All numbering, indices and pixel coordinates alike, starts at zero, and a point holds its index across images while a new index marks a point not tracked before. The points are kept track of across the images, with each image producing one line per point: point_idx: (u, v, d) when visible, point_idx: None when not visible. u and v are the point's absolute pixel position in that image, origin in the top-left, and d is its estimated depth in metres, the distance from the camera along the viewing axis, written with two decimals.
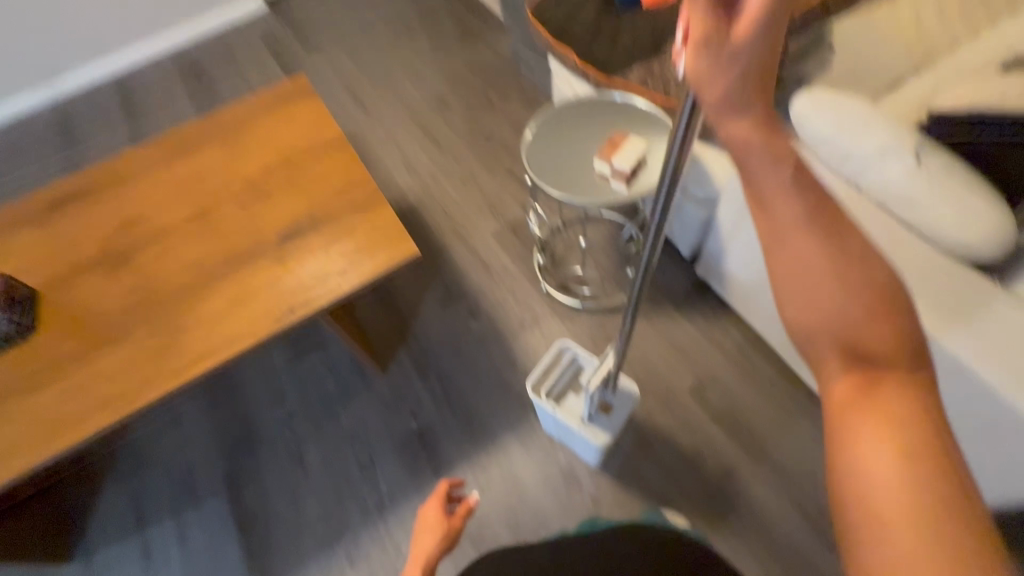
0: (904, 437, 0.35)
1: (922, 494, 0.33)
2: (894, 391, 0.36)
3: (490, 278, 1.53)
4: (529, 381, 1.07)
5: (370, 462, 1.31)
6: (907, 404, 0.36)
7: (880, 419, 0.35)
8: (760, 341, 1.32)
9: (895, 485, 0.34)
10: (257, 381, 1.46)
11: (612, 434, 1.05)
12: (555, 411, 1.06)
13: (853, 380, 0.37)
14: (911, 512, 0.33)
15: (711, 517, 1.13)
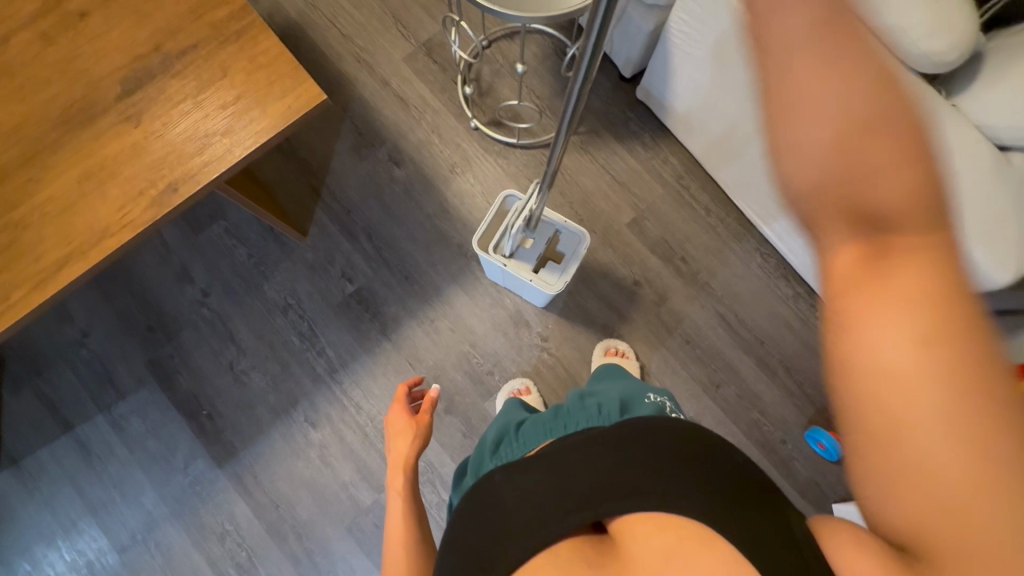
0: (925, 334, 0.23)
1: (949, 390, 0.23)
2: (911, 262, 0.23)
3: (410, 115, 1.32)
4: (476, 237, 1.03)
5: (311, 330, 1.24)
6: (934, 280, 0.23)
7: (905, 314, 0.23)
8: (697, 166, 1.30)
9: (916, 386, 0.23)
10: (154, 261, 1.27)
11: (565, 281, 1.04)
12: (505, 265, 1.04)
13: (862, 256, 0.24)
14: (937, 411, 0.23)
15: (648, 337, 1.24)
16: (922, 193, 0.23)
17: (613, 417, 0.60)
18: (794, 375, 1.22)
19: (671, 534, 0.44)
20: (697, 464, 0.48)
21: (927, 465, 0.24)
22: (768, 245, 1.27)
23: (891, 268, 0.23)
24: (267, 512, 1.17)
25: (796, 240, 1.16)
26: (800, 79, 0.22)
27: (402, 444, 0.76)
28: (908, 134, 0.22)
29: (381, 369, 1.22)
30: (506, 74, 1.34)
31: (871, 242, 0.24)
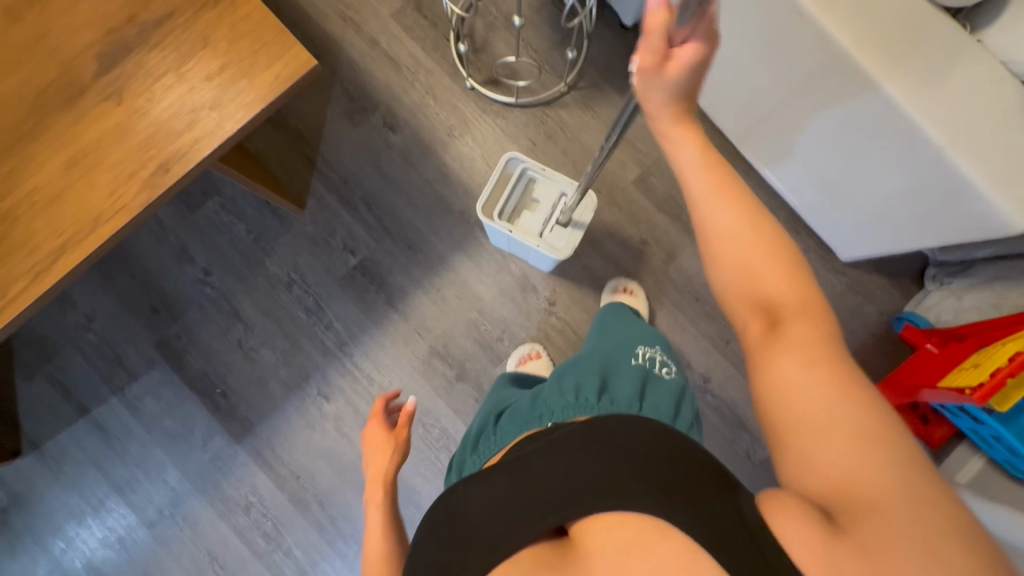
0: (813, 370, 0.39)
1: (833, 407, 0.38)
2: (800, 323, 0.41)
3: (402, 77, 1.27)
4: (481, 203, 1.00)
5: (316, 304, 1.23)
6: (812, 333, 0.41)
7: (800, 361, 0.40)
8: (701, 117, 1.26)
9: (806, 402, 0.39)
10: (152, 242, 1.24)
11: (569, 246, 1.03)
12: (510, 232, 1.02)
13: (766, 323, 0.42)
14: (820, 419, 0.38)
15: (656, 296, 1.23)
16: (800, 291, 0.42)
17: (589, 403, 0.62)
18: None
19: (632, 527, 0.41)
20: (650, 460, 0.45)
21: (820, 458, 0.38)
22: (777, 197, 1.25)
23: (784, 327, 0.41)
24: (288, 483, 1.19)
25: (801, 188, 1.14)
26: (711, 226, 0.43)
27: (384, 457, 0.77)
28: (783, 260, 0.42)
29: (389, 339, 1.22)
30: (501, 28, 1.28)
31: (772, 315, 0.42)
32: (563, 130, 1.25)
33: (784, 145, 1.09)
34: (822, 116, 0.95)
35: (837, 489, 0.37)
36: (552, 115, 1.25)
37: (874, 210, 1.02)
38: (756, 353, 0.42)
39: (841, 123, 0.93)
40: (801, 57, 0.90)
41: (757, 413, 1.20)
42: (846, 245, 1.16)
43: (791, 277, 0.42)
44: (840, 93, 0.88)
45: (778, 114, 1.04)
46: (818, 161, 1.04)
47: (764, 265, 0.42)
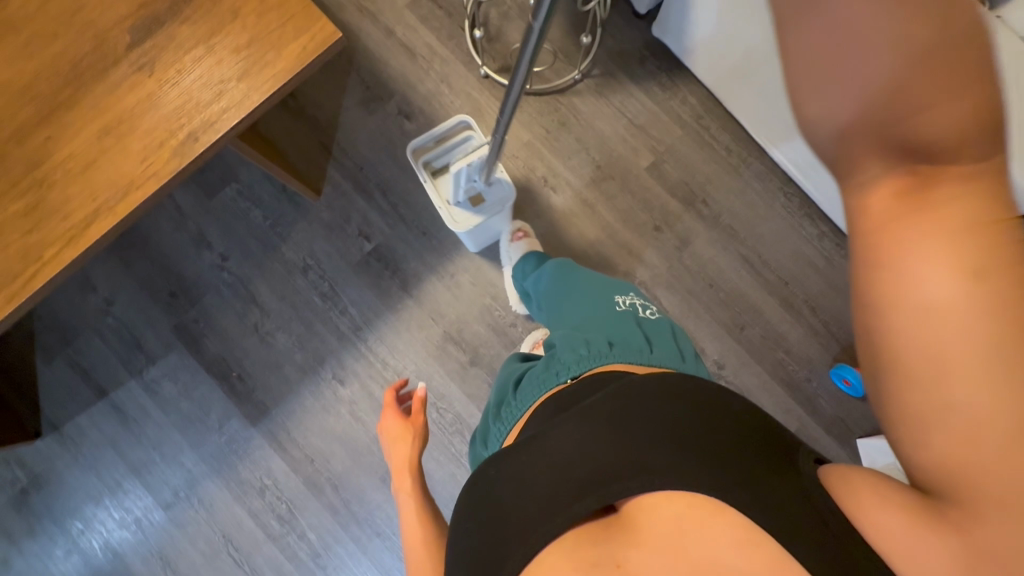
0: (961, 280, 0.25)
1: (985, 335, 0.25)
2: (957, 197, 0.25)
3: (417, 65, 1.28)
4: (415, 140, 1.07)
5: (332, 289, 1.24)
6: (970, 214, 0.25)
7: (949, 268, 0.25)
8: (714, 104, 1.26)
9: (946, 329, 0.25)
10: (171, 227, 1.26)
11: (470, 221, 1.07)
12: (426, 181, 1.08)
13: (903, 191, 0.25)
14: (957, 354, 0.26)
15: (670, 281, 1.23)
16: (969, 131, 0.24)
17: (603, 353, 0.65)
18: (819, 315, 1.21)
19: (682, 501, 0.41)
20: (683, 421, 0.46)
21: (946, 408, 0.27)
22: (792, 184, 1.24)
23: (932, 204, 0.25)
24: (303, 466, 1.20)
25: (816, 172, 1.15)
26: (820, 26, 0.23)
27: (400, 451, 0.75)
28: (959, 69, 0.23)
29: (403, 324, 1.23)
30: (516, 17, 1.29)
31: (913, 174, 0.25)
32: (576, 118, 1.26)
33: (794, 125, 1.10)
34: None
35: (964, 448, 0.27)
36: (565, 102, 1.27)
37: None
38: (876, 240, 0.26)
39: None
40: None
41: (772, 400, 1.19)
42: None
43: (967, 108, 0.23)
44: None
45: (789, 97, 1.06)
46: None
47: (925, 84, 0.23)
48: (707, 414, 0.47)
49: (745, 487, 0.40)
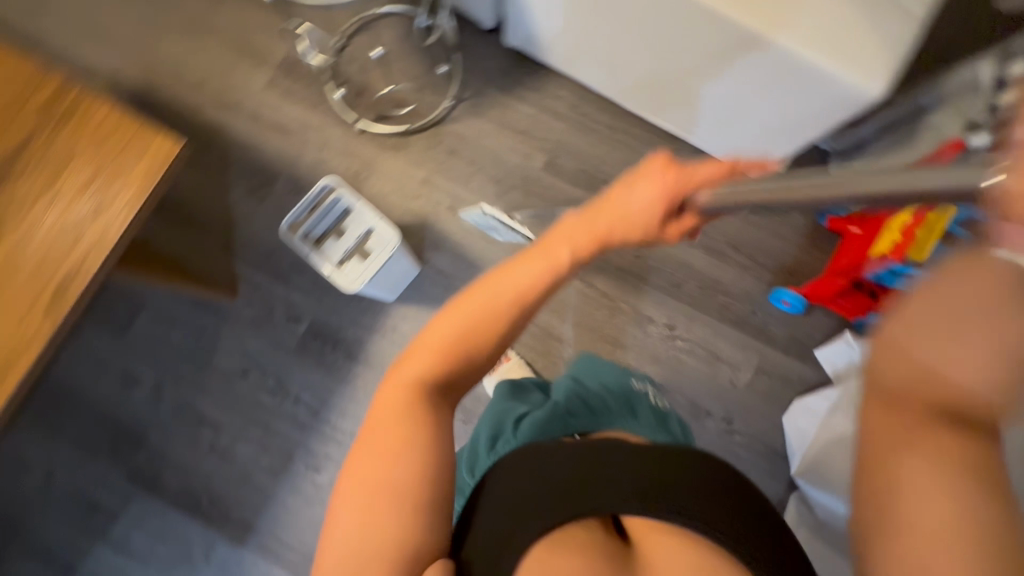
0: (954, 476, 0.47)
1: (971, 517, 0.45)
2: (966, 450, 0.48)
3: (294, 140, 1.29)
4: (284, 218, 0.93)
5: (278, 382, 1.21)
6: (965, 451, 0.48)
7: (952, 477, 0.47)
8: (583, 90, 1.31)
9: (940, 526, 0.45)
10: (92, 374, 1.20)
11: (364, 280, 0.92)
12: (308, 255, 0.93)
13: (966, 432, 0.48)
14: (948, 532, 0.45)
15: (598, 265, 1.26)
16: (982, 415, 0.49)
17: (609, 411, 0.74)
18: (743, 250, 1.26)
19: (671, 543, 0.52)
20: (663, 465, 0.55)
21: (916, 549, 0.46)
22: (677, 140, 1.30)
23: (927, 436, 0.49)
24: (304, 568, 1.15)
25: (719, 134, 1.18)
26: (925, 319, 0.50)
27: (503, 285, 0.64)
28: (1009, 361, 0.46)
29: (360, 391, 1.21)
30: (374, 65, 1.30)
31: (970, 429, 0.49)
32: (462, 142, 1.29)
33: (686, 102, 1.13)
34: (723, 71, 0.98)
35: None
36: (447, 131, 1.29)
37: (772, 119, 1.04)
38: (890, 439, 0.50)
39: (742, 72, 0.96)
40: (686, 28, 0.92)
41: (727, 342, 1.23)
42: (758, 163, 1.21)
43: (982, 383, 0.48)
44: (730, 50, 0.91)
45: (672, 79, 1.08)
46: (732, 108, 1.07)
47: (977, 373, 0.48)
48: (685, 462, 0.56)
49: (729, 530, 0.52)
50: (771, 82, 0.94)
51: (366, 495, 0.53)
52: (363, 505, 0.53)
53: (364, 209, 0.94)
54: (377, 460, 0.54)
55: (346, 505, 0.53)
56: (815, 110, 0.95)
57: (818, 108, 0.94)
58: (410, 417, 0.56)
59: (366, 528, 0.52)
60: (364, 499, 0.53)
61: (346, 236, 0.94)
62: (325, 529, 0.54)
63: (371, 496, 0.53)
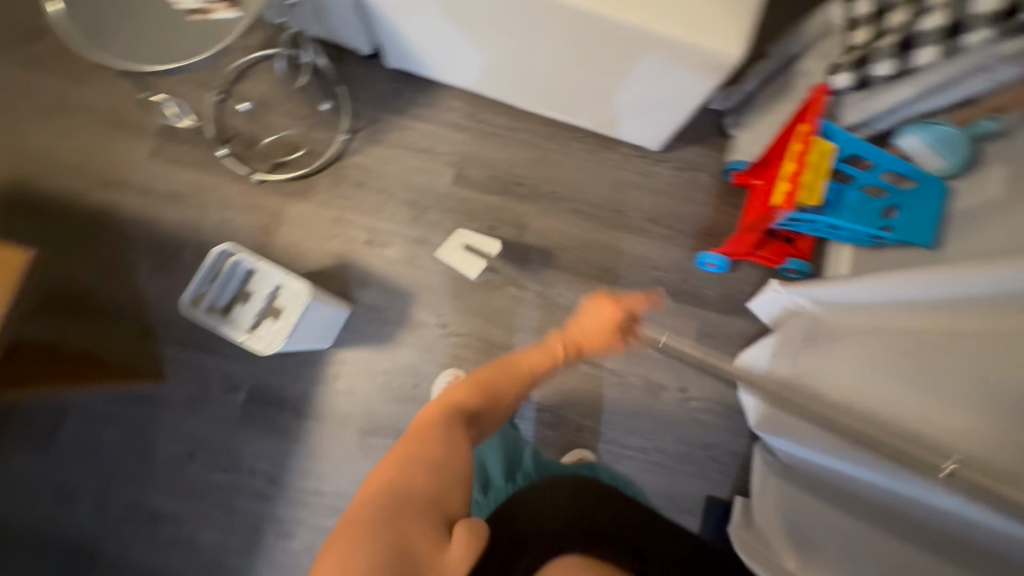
0: None
1: None
2: None
3: (192, 206, 1.23)
4: (183, 293, 0.90)
5: (229, 458, 1.16)
6: None
7: None
8: (477, 97, 1.30)
9: None
10: (27, 496, 1.13)
11: (278, 340, 0.89)
12: (217, 326, 0.90)
13: None
14: None
15: (528, 266, 1.26)
16: None
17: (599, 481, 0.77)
18: (662, 222, 1.29)
19: None
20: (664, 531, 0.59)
21: None
22: (578, 128, 1.30)
23: None
24: None
25: (617, 122, 1.20)
26: None
27: (518, 373, 0.77)
28: None
29: (315, 447, 1.17)
30: (259, 113, 1.26)
31: None
32: (366, 173, 1.26)
33: (582, 98, 1.14)
34: (611, 67, 0.99)
35: None
36: (348, 165, 1.26)
37: (652, 100, 1.06)
38: None
39: (629, 66, 0.97)
40: (569, 33, 0.93)
41: (666, 313, 1.26)
42: (651, 138, 1.23)
43: None
44: (614, 46, 0.93)
45: (564, 79, 1.09)
46: (627, 98, 1.09)
47: None
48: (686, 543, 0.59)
49: None
50: (655, 71, 0.96)
51: (410, 453, 0.61)
52: (408, 459, 0.60)
53: (267, 268, 0.91)
54: (424, 437, 0.63)
55: (394, 460, 0.60)
56: (688, 89, 0.98)
57: (690, 87, 0.97)
58: (451, 420, 0.65)
59: (405, 476, 0.58)
60: (408, 457, 0.60)
61: (253, 300, 0.91)
62: (366, 478, 0.60)
63: (413, 455, 0.61)
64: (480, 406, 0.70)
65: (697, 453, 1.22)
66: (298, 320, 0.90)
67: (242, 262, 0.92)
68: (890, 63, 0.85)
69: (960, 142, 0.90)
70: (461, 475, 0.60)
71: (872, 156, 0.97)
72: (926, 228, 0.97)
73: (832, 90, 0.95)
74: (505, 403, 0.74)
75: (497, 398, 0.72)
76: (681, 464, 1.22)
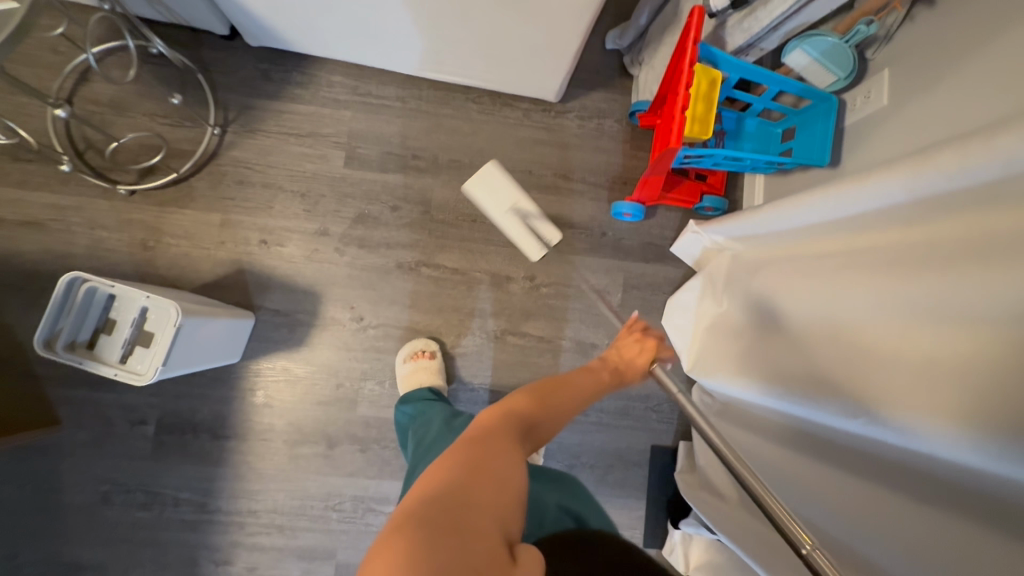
0: None
1: None
2: None
3: (55, 231, 1.10)
4: (35, 333, 0.79)
5: (148, 494, 1.09)
6: None
7: None
8: (357, 68, 1.20)
9: None
10: None
11: (154, 366, 0.80)
12: (81, 363, 0.80)
13: None
14: None
15: (441, 243, 1.18)
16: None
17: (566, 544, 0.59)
18: (574, 177, 1.23)
19: None
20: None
21: None
22: (472, 88, 1.22)
23: None
24: None
25: (507, 76, 1.12)
26: None
27: (576, 390, 0.70)
28: None
29: (242, 466, 1.11)
30: (113, 117, 1.12)
31: None
32: (248, 168, 1.15)
33: (462, 53, 1.05)
34: (478, 13, 0.91)
35: None
36: (226, 162, 1.15)
37: (531, 47, 0.99)
38: None
39: (490, 10, 0.89)
40: None
41: (589, 271, 1.22)
42: (544, 89, 1.16)
43: None
44: None
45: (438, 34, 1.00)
46: (507, 46, 1.00)
47: None
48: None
49: None
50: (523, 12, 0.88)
51: (472, 459, 0.51)
52: (469, 465, 0.50)
53: (127, 291, 0.82)
54: (485, 441, 0.54)
55: (452, 464, 0.50)
56: (561, 29, 0.91)
57: (563, 26, 0.90)
58: (512, 432, 0.57)
59: (470, 483, 0.48)
60: (471, 462, 0.51)
61: (117, 328, 0.82)
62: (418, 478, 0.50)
63: (473, 461, 0.50)
64: (540, 414, 0.62)
65: (637, 406, 1.21)
66: (171, 341, 0.81)
67: (100, 289, 0.82)
68: None
69: (844, 53, 0.86)
70: (524, 496, 0.51)
71: (762, 77, 0.91)
72: (822, 145, 0.93)
73: (710, 12, 0.90)
74: (562, 419, 0.65)
75: (555, 413, 0.64)
76: (623, 421, 1.21)
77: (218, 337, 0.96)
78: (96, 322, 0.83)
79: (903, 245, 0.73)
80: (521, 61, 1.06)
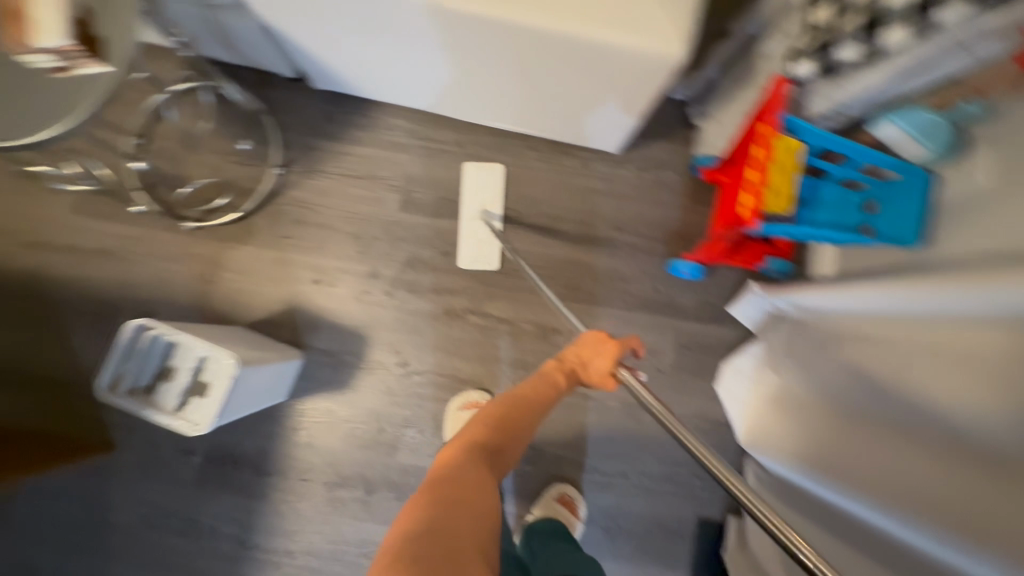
0: None
1: None
2: None
3: (123, 261, 1.14)
4: (97, 376, 0.81)
5: (190, 523, 1.11)
6: None
7: None
8: (418, 112, 1.20)
9: None
10: None
11: (209, 417, 0.81)
12: (141, 409, 0.81)
13: None
14: None
15: (490, 292, 1.17)
16: None
17: None
18: (630, 230, 1.19)
19: None
20: None
21: None
22: (531, 136, 1.20)
23: None
24: None
25: (569, 129, 1.10)
26: None
27: (536, 403, 0.69)
28: None
29: (280, 504, 1.11)
30: (184, 153, 1.16)
31: None
32: (306, 208, 1.17)
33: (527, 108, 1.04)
34: (551, 75, 0.88)
35: None
36: (286, 201, 1.17)
37: (600, 106, 0.96)
38: None
39: (561, 73, 0.87)
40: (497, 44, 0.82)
41: (641, 328, 1.17)
42: (606, 142, 1.13)
43: None
44: (548, 55, 0.82)
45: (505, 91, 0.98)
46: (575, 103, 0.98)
47: None
48: None
49: None
50: (597, 76, 0.85)
51: (439, 498, 0.52)
52: (440, 508, 0.51)
53: (187, 340, 0.83)
54: (450, 475, 0.55)
55: (420, 505, 0.52)
56: (635, 92, 0.88)
57: (638, 90, 0.87)
58: (476, 460, 0.58)
59: (443, 525, 0.50)
60: (440, 502, 0.52)
61: (176, 376, 0.83)
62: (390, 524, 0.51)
63: (442, 498, 0.52)
64: (504, 441, 0.63)
65: (683, 474, 1.15)
66: (226, 394, 0.82)
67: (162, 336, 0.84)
68: (855, 47, 0.72)
69: (942, 126, 0.81)
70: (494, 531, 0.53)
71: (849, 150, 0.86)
72: (911, 225, 0.88)
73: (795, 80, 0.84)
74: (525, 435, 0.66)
75: (517, 433, 0.65)
76: (667, 487, 1.15)
77: (268, 382, 0.96)
78: (155, 367, 0.85)
79: (960, 352, 0.72)
80: (587, 117, 1.03)
